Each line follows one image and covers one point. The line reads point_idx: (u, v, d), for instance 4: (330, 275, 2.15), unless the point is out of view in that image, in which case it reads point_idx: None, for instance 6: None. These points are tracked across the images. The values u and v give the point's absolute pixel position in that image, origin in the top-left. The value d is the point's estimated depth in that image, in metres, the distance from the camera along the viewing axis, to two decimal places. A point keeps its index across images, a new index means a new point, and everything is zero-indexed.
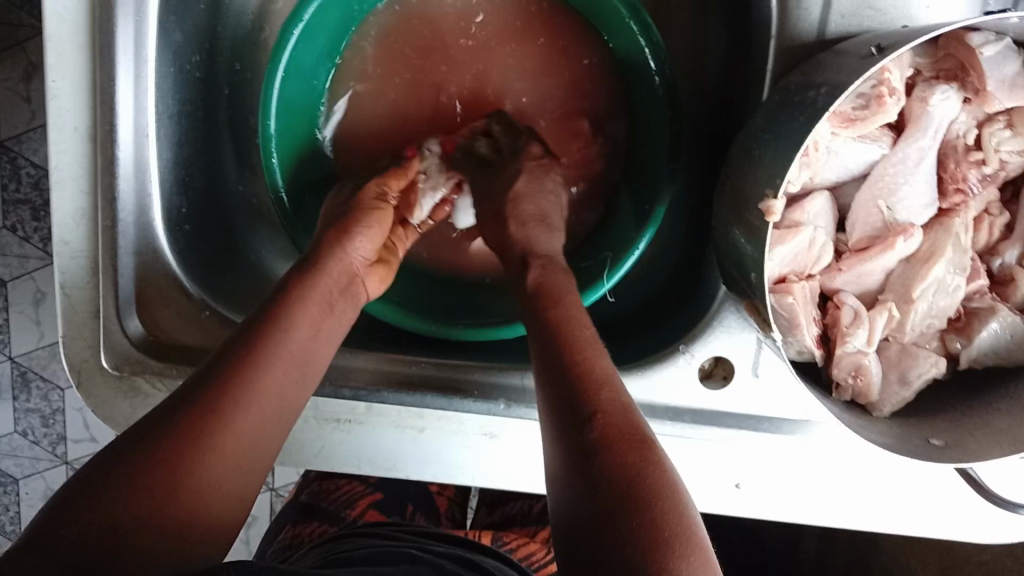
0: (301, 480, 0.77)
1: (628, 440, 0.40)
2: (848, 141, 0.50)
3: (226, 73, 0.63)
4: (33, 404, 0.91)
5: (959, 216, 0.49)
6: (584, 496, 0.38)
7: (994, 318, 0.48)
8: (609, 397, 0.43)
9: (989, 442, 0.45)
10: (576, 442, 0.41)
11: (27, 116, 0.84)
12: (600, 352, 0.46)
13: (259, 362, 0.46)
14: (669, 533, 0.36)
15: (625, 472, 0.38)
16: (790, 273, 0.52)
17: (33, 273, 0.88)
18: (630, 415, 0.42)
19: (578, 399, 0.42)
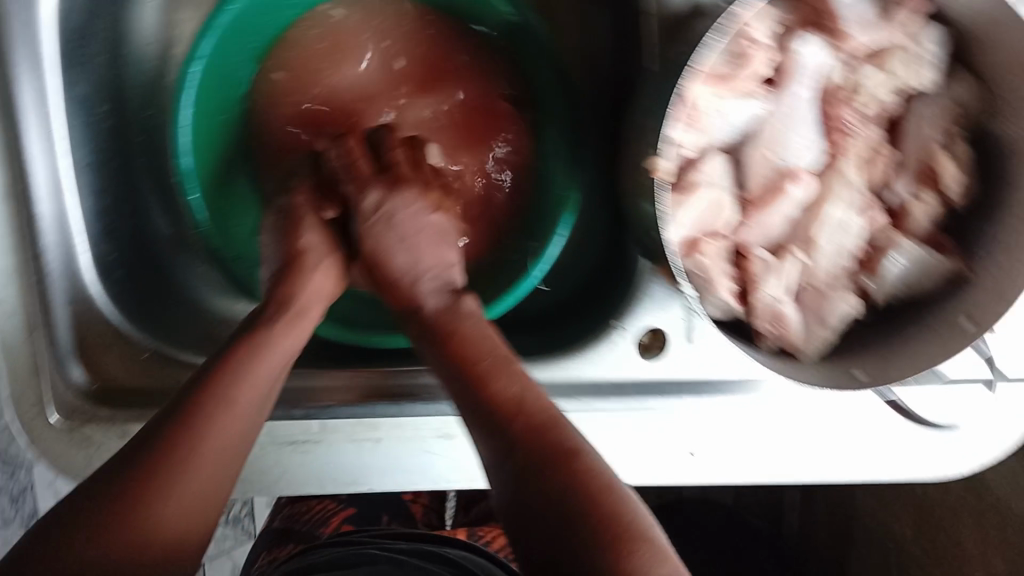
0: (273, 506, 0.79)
1: (561, 450, 0.42)
2: (732, 99, 0.49)
3: (138, 119, 0.64)
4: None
5: (842, 160, 0.51)
6: (529, 506, 0.40)
7: (894, 251, 0.51)
8: (534, 410, 0.44)
9: (905, 364, 0.47)
10: (509, 460, 0.42)
11: None
12: (513, 367, 0.48)
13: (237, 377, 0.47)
14: (612, 531, 0.39)
15: (568, 482, 0.40)
16: (701, 234, 0.51)
17: None
18: (557, 424, 0.44)
19: (506, 430, 0.44)
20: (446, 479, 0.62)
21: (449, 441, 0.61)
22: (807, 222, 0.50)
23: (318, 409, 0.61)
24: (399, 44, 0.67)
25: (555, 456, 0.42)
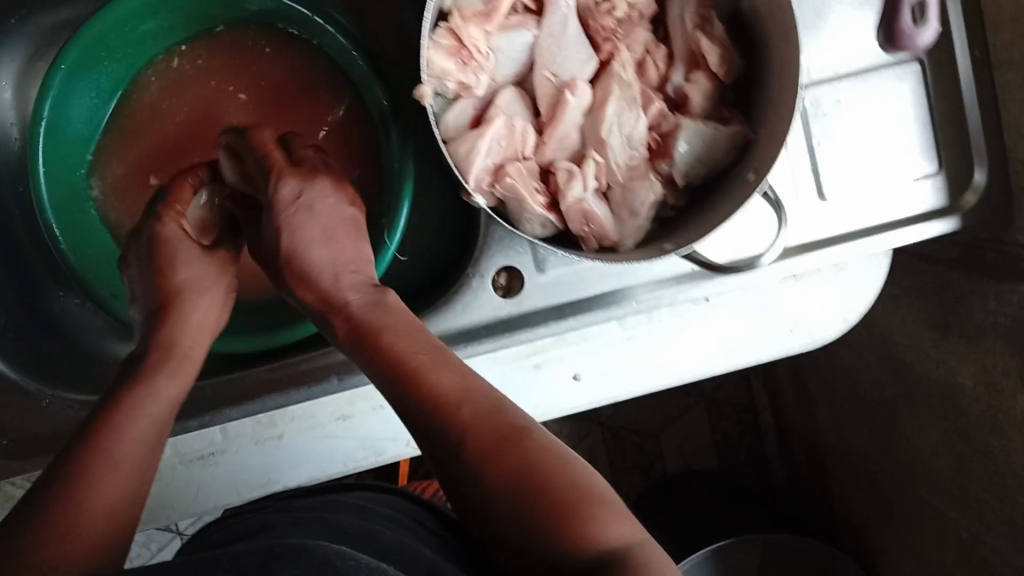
0: None
1: (502, 451, 0.45)
2: (499, 34, 0.55)
3: (11, 194, 0.68)
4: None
5: (615, 62, 0.55)
6: (491, 510, 0.44)
7: (682, 134, 0.55)
8: (468, 413, 0.47)
9: (706, 227, 0.52)
10: (462, 471, 0.46)
11: None
12: (443, 366, 0.50)
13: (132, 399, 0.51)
14: (554, 503, 0.43)
15: (520, 483, 0.44)
16: (505, 159, 0.55)
17: None
18: (495, 424, 0.47)
19: (452, 439, 0.47)
20: (354, 459, 0.65)
21: (346, 421, 0.64)
22: (592, 125, 0.55)
23: (210, 417, 0.62)
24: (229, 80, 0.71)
25: (511, 454, 0.45)
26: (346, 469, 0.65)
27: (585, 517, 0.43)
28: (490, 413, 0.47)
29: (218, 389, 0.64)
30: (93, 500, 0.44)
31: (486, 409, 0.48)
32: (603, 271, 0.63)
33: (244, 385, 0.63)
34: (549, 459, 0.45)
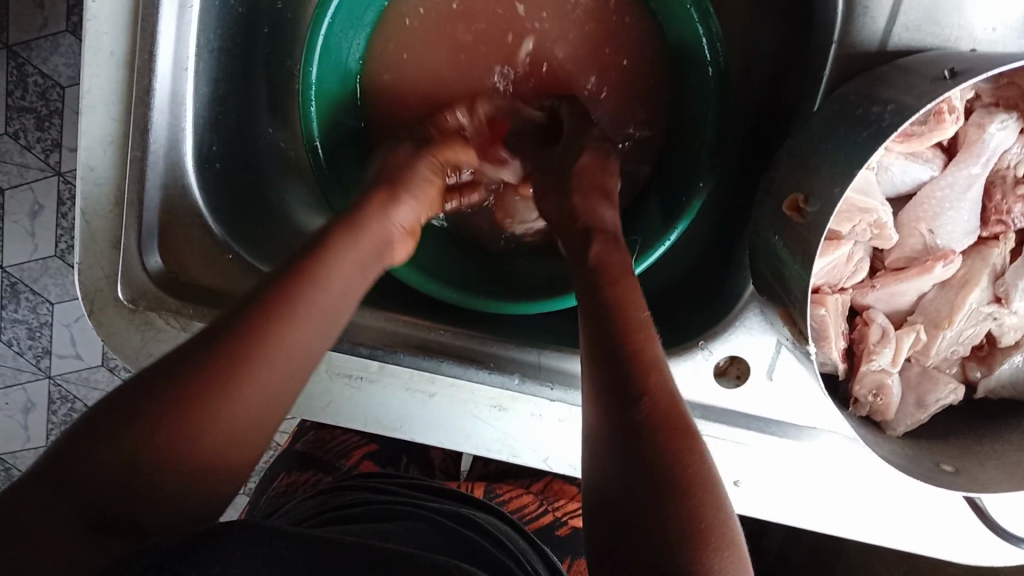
0: (298, 428, 0.83)
1: (672, 428, 0.39)
2: (901, 156, 0.46)
3: (269, 9, 0.61)
4: (28, 103, 0.94)
5: (996, 249, 0.47)
6: (631, 477, 0.37)
7: (1017, 351, 0.49)
8: (659, 380, 0.41)
9: (999, 474, 0.45)
10: (622, 424, 0.39)
11: (39, 23, 0.91)
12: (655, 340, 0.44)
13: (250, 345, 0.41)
14: (705, 526, 0.35)
15: (660, 458, 0.37)
16: (824, 284, 0.49)
17: (32, 183, 0.97)
18: (677, 405, 0.40)
19: (626, 390, 0.40)
20: (487, 448, 0.61)
21: (500, 413, 0.60)
22: (941, 301, 0.48)
23: (382, 351, 0.60)
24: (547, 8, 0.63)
25: (666, 437, 0.38)
26: (474, 453, 0.61)
27: (715, 537, 0.35)
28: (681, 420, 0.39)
29: (396, 328, 0.61)
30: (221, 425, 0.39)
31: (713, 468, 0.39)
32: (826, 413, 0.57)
33: (428, 342, 0.61)
34: (706, 492, 0.37)
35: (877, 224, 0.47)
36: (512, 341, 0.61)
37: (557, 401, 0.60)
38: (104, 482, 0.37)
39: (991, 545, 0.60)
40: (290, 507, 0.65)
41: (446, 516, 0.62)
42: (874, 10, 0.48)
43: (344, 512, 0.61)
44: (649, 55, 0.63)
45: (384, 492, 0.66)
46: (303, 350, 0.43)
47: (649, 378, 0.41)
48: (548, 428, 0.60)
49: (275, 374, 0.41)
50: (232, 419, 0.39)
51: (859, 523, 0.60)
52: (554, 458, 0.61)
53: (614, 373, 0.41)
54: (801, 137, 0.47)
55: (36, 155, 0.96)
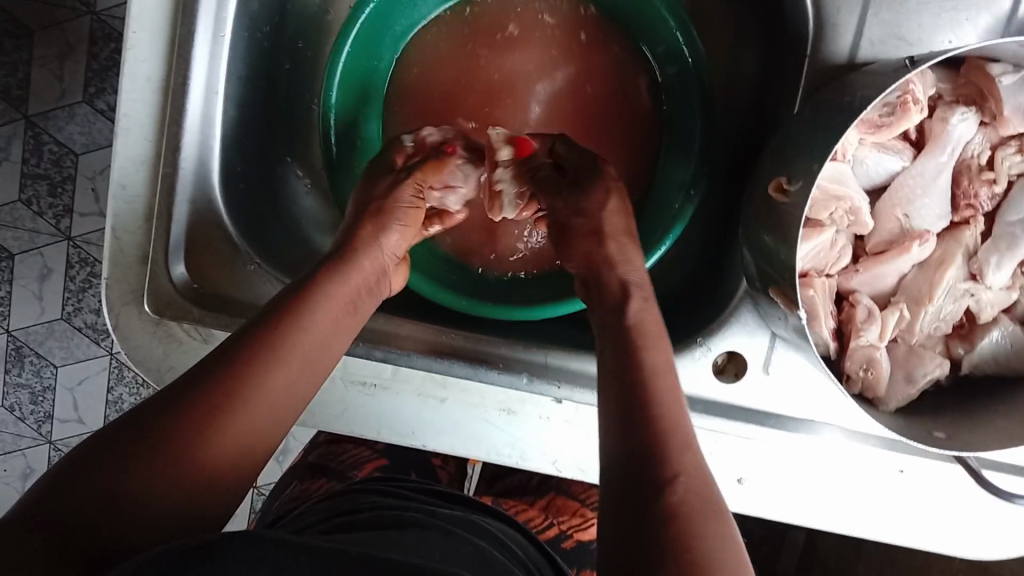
0: (313, 441, 0.86)
1: (701, 507, 0.39)
2: (872, 148, 0.51)
3: (289, 48, 0.66)
4: (43, 170, 1.00)
5: (968, 231, 0.51)
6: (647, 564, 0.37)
7: (995, 327, 0.52)
8: (681, 452, 0.41)
9: (985, 436, 0.48)
10: (644, 502, 0.39)
11: (57, 95, 0.99)
12: (680, 405, 0.45)
13: (247, 384, 0.43)
14: None
15: (685, 542, 0.37)
16: (811, 268, 0.52)
17: (42, 248, 1.02)
18: (702, 482, 0.40)
19: (650, 466, 0.40)
20: (499, 452, 0.63)
21: (510, 416, 0.63)
22: (919, 280, 0.52)
23: (395, 354, 0.62)
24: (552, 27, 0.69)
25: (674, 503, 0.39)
26: (486, 458, 0.63)
27: None
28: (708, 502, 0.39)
29: (414, 334, 0.63)
30: (217, 452, 0.40)
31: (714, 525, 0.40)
32: (823, 404, 0.60)
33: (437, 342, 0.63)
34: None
35: (853, 209, 0.51)
36: (519, 342, 0.63)
37: (565, 399, 0.62)
38: (88, 513, 0.36)
39: (987, 533, 0.62)
40: (296, 516, 0.64)
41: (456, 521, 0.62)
42: (842, 26, 0.53)
43: (353, 516, 0.60)
44: (640, 83, 0.68)
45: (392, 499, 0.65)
46: (276, 410, 0.44)
47: (668, 456, 0.41)
48: (554, 430, 0.63)
49: (248, 428, 0.42)
50: (213, 459, 0.40)
51: (859, 517, 0.62)
52: (563, 461, 0.63)
53: (637, 447, 0.42)
54: (781, 136, 0.52)
55: (48, 222, 1.02)
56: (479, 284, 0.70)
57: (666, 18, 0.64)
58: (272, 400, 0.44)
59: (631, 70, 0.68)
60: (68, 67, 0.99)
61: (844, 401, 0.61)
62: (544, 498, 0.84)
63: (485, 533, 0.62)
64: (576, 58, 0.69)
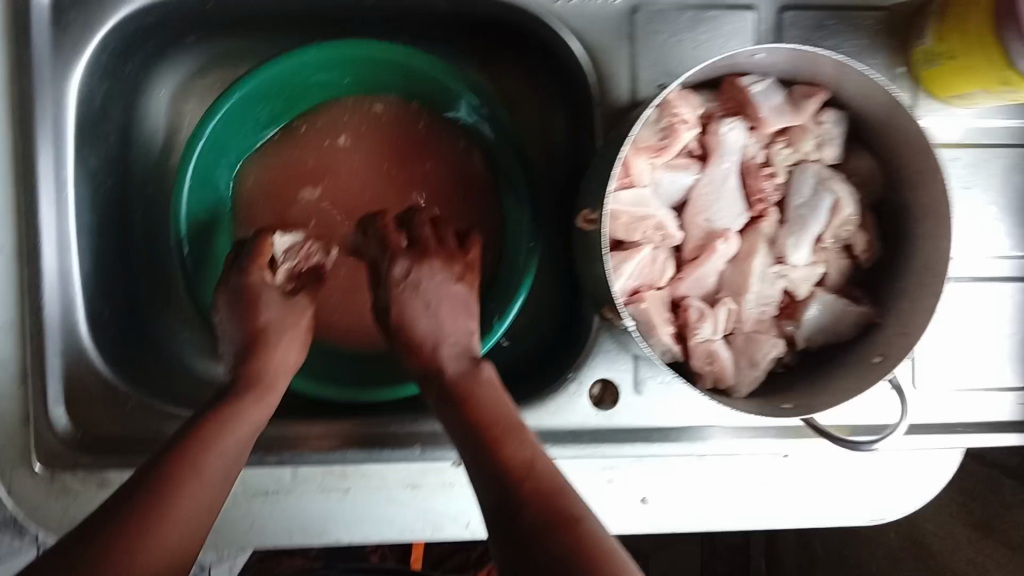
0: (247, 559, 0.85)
1: (589, 552, 0.40)
2: (664, 170, 0.58)
3: (139, 192, 0.70)
4: None
5: (765, 223, 0.58)
6: None
7: (814, 300, 0.57)
8: (555, 509, 0.43)
9: (827, 399, 0.53)
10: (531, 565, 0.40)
11: None
12: (545, 462, 0.46)
13: (151, 526, 0.43)
14: None
15: None
16: (642, 285, 0.57)
17: None
18: (587, 528, 0.42)
19: (528, 531, 0.42)
20: (412, 529, 0.65)
21: (414, 491, 0.64)
22: (734, 274, 0.57)
23: (289, 456, 0.63)
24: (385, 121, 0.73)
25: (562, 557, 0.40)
26: (400, 538, 0.65)
27: None
28: (598, 548, 0.41)
29: (303, 431, 0.64)
30: None
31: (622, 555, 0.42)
32: (697, 407, 0.64)
33: (320, 435, 0.64)
34: None
35: (659, 224, 0.57)
36: (407, 417, 0.65)
37: (463, 462, 0.64)
38: None
39: (876, 492, 0.67)
40: None
41: None
42: (616, 74, 0.61)
43: None
44: None
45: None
46: (183, 544, 0.44)
47: (540, 516, 0.42)
48: (458, 493, 0.64)
49: (162, 568, 0.42)
50: None
51: (758, 506, 0.66)
52: (475, 522, 0.65)
53: (508, 516, 0.43)
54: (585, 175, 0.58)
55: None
56: (361, 372, 0.73)
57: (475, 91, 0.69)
58: (182, 536, 0.44)
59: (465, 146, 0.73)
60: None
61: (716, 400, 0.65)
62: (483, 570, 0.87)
63: None
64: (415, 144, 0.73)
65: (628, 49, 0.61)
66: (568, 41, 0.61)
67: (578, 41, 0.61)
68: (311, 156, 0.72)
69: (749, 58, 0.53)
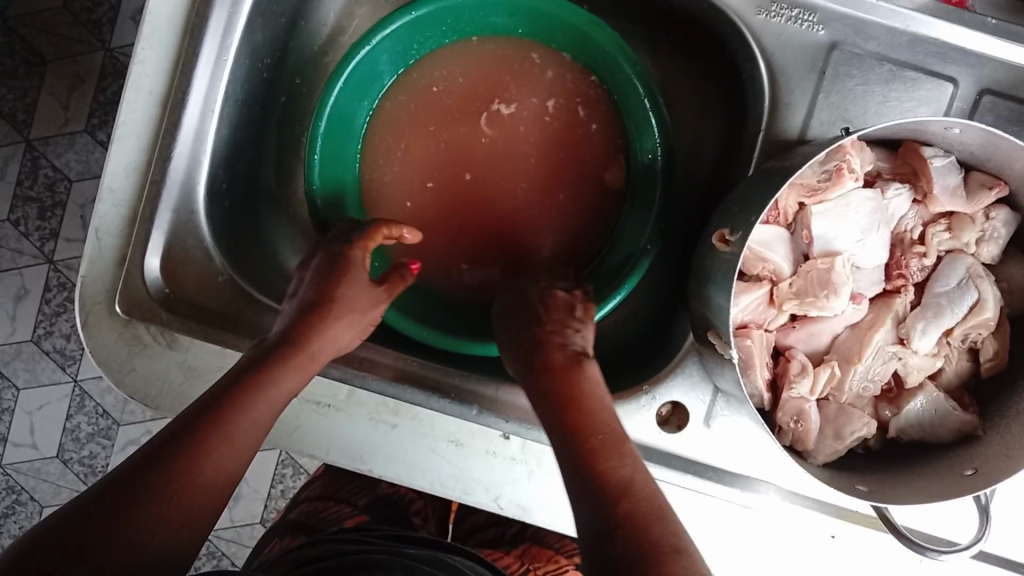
0: (291, 502, 0.89)
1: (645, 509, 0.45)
2: (823, 216, 0.54)
3: (286, 82, 0.72)
4: (34, 193, 1.17)
5: (899, 298, 0.55)
6: (606, 551, 0.44)
7: (921, 394, 0.55)
8: (622, 472, 0.48)
9: (906, 493, 0.51)
10: (603, 518, 0.45)
11: (62, 123, 1.16)
12: (623, 453, 0.49)
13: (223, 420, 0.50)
14: (657, 549, 0.43)
15: (634, 527, 0.44)
16: (751, 321, 0.55)
17: (23, 269, 1.18)
18: (648, 491, 0.47)
19: (605, 497, 0.46)
20: (442, 484, 0.64)
21: (457, 448, 0.64)
22: (849, 340, 0.56)
23: (351, 374, 0.65)
24: (575, 103, 0.73)
25: (625, 510, 0.45)
26: (428, 489, 0.64)
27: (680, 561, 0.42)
28: (654, 513, 0.45)
29: (378, 358, 0.67)
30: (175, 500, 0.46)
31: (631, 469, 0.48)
32: (769, 461, 0.61)
33: (378, 362, 0.67)
34: (677, 556, 0.42)
35: (776, 270, 0.55)
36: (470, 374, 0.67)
37: (512, 436, 0.64)
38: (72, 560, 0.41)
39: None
40: (276, 563, 0.69)
41: (422, 561, 0.67)
42: (794, 106, 0.59)
43: (323, 564, 0.64)
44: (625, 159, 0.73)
45: (367, 542, 0.70)
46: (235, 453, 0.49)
47: (624, 505, 0.45)
48: (497, 465, 0.64)
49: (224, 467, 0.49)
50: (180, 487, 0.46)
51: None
52: (505, 498, 0.64)
53: (588, 490, 0.47)
54: (732, 197, 0.56)
55: (32, 243, 1.18)
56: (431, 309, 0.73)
57: (636, 87, 0.67)
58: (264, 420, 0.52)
59: (610, 178, 0.73)
60: (75, 100, 1.15)
61: (781, 461, 0.62)
62: (520, 548, 0.85)
63: (443, 565, 0.67)
64: (574, 137, 0.74)
65: (814, 83, 0.59)
66: (753, 58, 0.60)
67: (761, 60, 0.59)
68: (506, 79, 0.74)
69: (942, 129, 0.50)
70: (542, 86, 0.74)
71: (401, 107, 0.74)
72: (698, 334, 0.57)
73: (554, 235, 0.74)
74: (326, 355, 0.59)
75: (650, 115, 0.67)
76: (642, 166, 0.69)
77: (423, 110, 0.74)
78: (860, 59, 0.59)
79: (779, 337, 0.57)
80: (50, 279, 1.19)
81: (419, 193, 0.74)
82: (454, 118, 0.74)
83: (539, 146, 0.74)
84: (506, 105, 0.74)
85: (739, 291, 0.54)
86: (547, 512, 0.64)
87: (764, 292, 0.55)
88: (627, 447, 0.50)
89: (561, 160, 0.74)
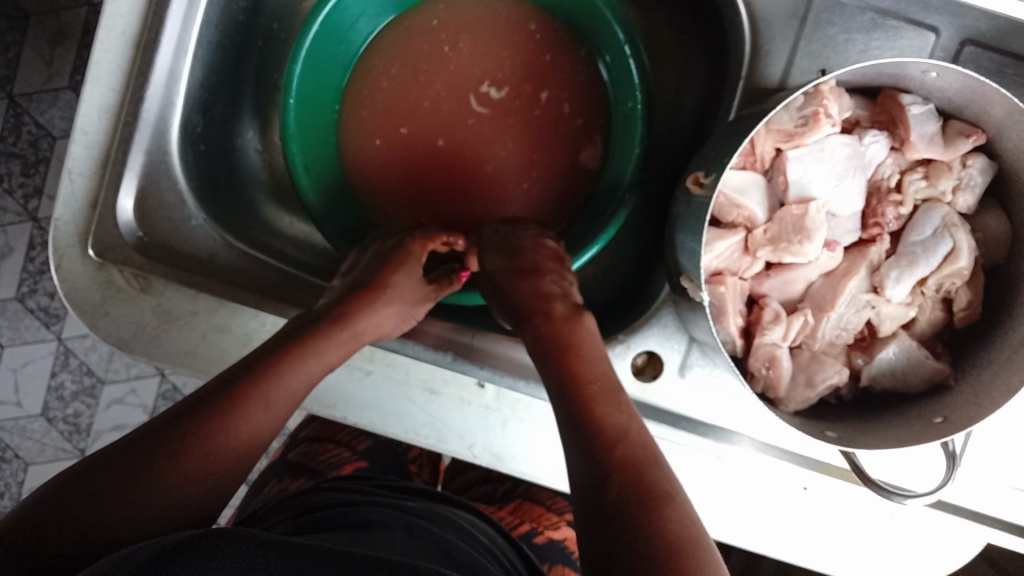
0: (291, 441, 0.89)
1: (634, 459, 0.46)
2: (796, 159, 0.54)
3: (263, 28, 0.71)
4: (17, 149, 1.16)
5: (875, 247, 0.55)
6: (596, 494, 0.45)
7: (893, 342, 0.55)
8: (615, 423, 0.48)
9: (875, 440, 0.51)
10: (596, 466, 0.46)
11: (45, 78, 1.14)
12: (614, 402, 0.50)
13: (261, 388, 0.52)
14: (649, 495, 0.44)
15: (624, 476, 0.45)
16: (725, 269, 0.55)
17: (5, 227, 1.17)
18: (640, 449, 0.47)
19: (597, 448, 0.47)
20: (417, 432, 0.63)
21: (432, 396, 0.63)
22: (823, 288, 0.55)
23: None
24: (555, 53, 0.73)
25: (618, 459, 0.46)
26: (403, 436, 0.64)
27: (669, 510, 0.43)
28: (648, 471, 0.45)
29: None
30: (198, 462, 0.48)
31: (621, 423, 0.48)
32: (752, 411, 0.61)
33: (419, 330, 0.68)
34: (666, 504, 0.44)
35: (749, 216, 0.55)
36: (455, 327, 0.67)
37: (487, 384, 0.63)
38: (107, 518, 0.44)
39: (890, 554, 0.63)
40: (272, 507, 0.69)
41: (420, 514, 0.66)
42: (773, 54, 0.58)
43: (318, 512, 0.64)
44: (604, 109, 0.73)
45: (366, 491, 0.70)
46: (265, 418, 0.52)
47: (620, 451, 0.46)
48: (472, 412, 0.64)
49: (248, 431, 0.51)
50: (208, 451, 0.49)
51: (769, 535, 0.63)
52: (479, 446, 0.64)
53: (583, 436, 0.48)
54: (709, 145, 0.56)
55: (15, 200, 1.17)
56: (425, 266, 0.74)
57: (616, 33, 0.67)
58: (293, 393, 0.54)
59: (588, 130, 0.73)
60: (58, 55, 1.14)
61: (757, 411, 0.62)
62: (512, 505, 0.84)
63: (440, 518, 0.67)
64: (554, 88, 0.73)
65: (795, 30, 0.58)
66: (733, 4, 0.59)
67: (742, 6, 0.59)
68: (486, 30, 0.73)
69: (918, 73, 0.50)
70: (522, 34, 0.73)
71: (379, 54, 0.74)
72: (673, 283, 0.57)
73: (531, 185, 0.74)
74: (369, 336, 0.60)
75: (629, 60, 0.67)
76: (621, 114, 0.69)
77: (403, 58, 0.74)
78: (842, 6, 0.58)
79: (754, 285, 0.57)
80: (33, 237, 1.18)
81: (394, 143, 0.74)
82: (432, 68, 0.73)
83: (518, 95, 0.73)
84: (486, 53, 0.73)
85: (712, 238, 0.54)
86: (521, 459, 0.64)
87: (738, 240, 0.55)
88: (616, 395, 0.51)
89: (539, 110, 0.73)
